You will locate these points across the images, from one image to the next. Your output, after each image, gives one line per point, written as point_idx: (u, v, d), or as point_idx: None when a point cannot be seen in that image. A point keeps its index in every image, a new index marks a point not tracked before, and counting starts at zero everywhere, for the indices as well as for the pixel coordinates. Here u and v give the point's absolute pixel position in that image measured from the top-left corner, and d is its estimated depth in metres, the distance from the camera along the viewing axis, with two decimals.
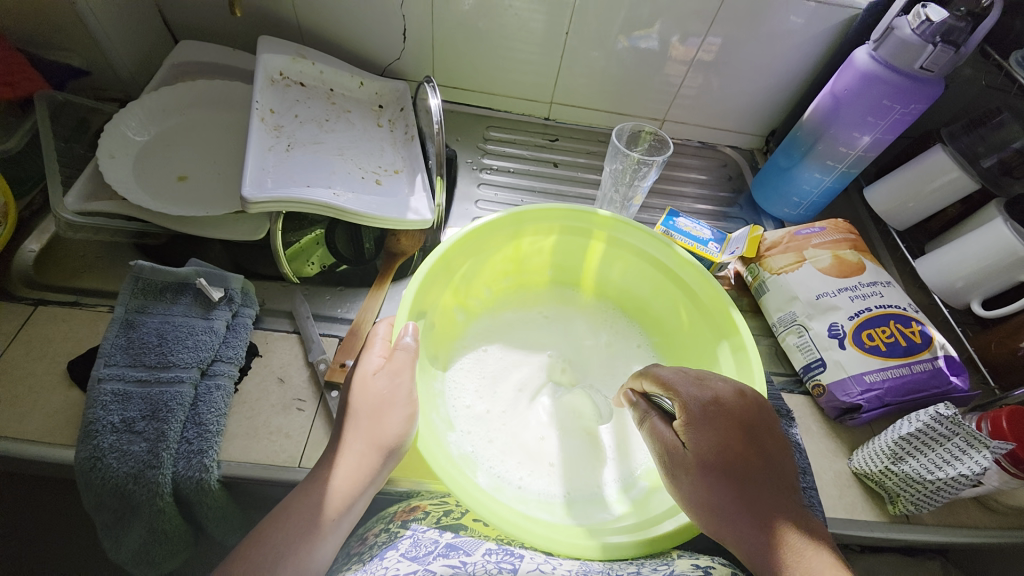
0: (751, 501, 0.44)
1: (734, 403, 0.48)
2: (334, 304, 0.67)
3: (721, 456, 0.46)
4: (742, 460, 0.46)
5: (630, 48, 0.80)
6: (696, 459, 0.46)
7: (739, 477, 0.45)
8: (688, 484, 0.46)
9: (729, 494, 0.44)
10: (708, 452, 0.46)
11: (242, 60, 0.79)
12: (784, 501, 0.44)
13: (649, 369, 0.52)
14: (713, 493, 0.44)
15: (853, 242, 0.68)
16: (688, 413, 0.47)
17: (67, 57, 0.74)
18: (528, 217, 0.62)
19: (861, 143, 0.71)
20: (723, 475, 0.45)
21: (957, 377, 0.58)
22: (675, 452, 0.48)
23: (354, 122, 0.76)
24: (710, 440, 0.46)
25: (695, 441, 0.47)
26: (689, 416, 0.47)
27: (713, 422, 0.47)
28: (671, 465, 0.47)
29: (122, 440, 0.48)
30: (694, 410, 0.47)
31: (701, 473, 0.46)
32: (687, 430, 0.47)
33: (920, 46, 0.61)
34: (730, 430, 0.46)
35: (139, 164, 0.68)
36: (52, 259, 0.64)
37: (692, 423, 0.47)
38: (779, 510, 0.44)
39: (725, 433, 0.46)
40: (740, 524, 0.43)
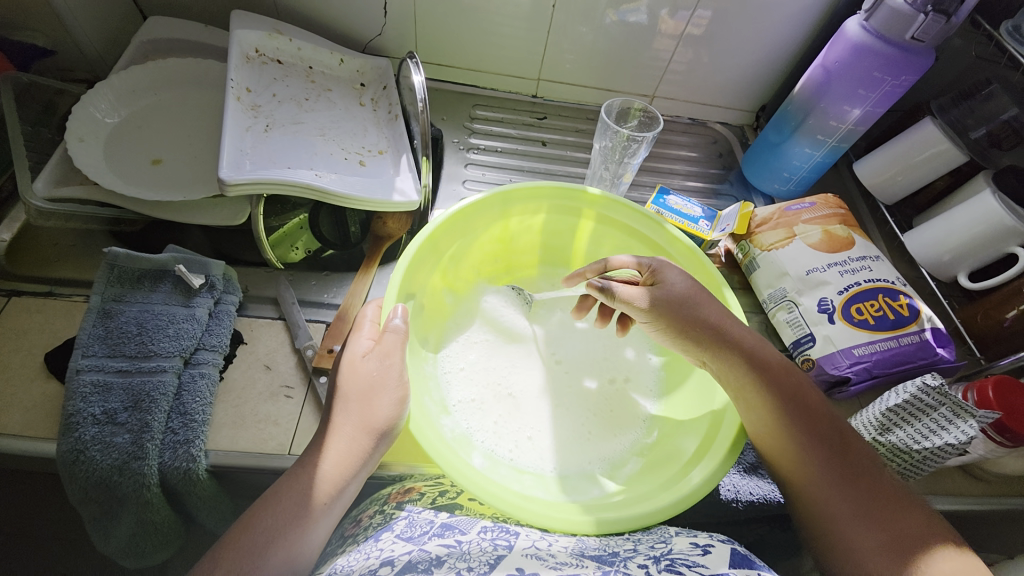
0: (734, 336, 0.50)
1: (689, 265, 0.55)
2: (320, 289, 0.65)
3: (696, 299, 0.52)
4: (715, 304, 0.52)
5: (618, 22, 0.78)
6: (679, 293, 0.52)
7: (717, 309, 0.52)
8: (675, 315, 0.51)
9: (711, 318, 0.51)
10: (685, 294, 0.52)
11: (215, 37, 0.76)
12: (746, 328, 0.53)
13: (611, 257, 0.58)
14: (698, 329, 0.51)
15: (843, 217, 0.68)
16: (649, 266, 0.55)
17: (29, 36, 0.71)
18: (516, 195, 0.61)
19: (851, 116, 0.70)
20: (702, 316, 0.51)
21: (943, 348, 0.59)
22: (656, 301, 0.52)
23: (335, 101, 0.74)
24: (682, 283, 0.53)
25: (671, 286, 0.52)
26: (655, 269, 0.54)
27: (677, 271, 0.54)
28: (656, 311, 0.52)
29: (104, 431, 0.47)
30: (659, 266, 0.54)
31: (688, 305, 0.51)
32: (659, 280, 0.53)
33: (912, 15, 0.60)
34: (695, 279, 0.54)
35: (110, 147, 0.65)
36: (23, 247, 0.62)
37: (662, 273, 0.54)
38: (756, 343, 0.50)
39: (692, 280, 0.54)
40: (729, 346, 0.50)
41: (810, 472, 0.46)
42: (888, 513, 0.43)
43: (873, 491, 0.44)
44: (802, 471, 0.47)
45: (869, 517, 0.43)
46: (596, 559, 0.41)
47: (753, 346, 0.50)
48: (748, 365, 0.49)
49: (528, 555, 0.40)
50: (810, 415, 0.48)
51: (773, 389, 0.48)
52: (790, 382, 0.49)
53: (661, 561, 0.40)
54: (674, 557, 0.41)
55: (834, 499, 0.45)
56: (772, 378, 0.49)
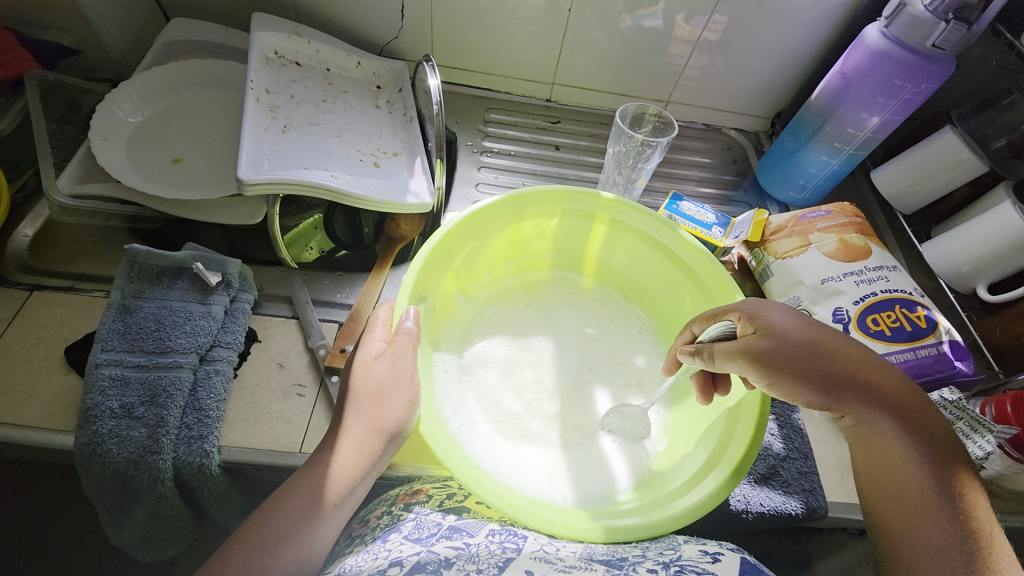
0: (850, 374, 0.46)
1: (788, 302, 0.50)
2: (334, 288, 0.66)
3: (808, 342, 0.46)
4: (831, 343, 0.47)
5: (634, 28, 0.78)
6: (788, 339, 0.46)
7: (832, 356, 0.46)
8: (788, 366, 0.45)
9: (829, 366, 0.46)
10: (796, 337, 0.46)
11: (235, 38, 0.77)
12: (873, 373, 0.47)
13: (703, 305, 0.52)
14: (814, 375, 0.45)
15: (859, 226, 0.68)
16: (746, 313, 0.49)
17: (56, 36, 0.72)
18: (529, 199, 0.61)
19: (869, 124, 0.70)
20: (818, 359, 0.46)
21: (961, 362, 0.57)
22: (766, 351, 0.45)
23: (351, 104, 0.75)
24: (790, 325, 0.47)
25: (780, 331, 0.46)
26: (755, 312, 0.48)
27: (781, 311, 0.48)
28: (769, 366, 0.45)
29: (121, 425, 0.48)
30: (759, 307, 0.49)
31: (802, 353, 0.46)
32: (762, 324, 0.47)
33: (933, 22, 0.59)
34: (802, 317, 0.48)
35: (131, 146, 0.66)
36: (46, 242, 0.63)
37: (765, 318, 0.47)
38: (876, 376, 0.46)
39: (801, 318, 0.48)
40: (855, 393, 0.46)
41: (935, 517, 0.41)
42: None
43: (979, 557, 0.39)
44: (926, 516, 0.41)
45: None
46: (605, 563, 0.41)
47: (875, 380, 0.46)
48: (871, 414, 0.45)
49: (536, 558, 0.40)
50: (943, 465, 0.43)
51: (893, 426, 0.45)
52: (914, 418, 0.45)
53: (670, 566, 0.40)
54: (683, 563, 0.40)
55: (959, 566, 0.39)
56: (894, 413, 0.45)
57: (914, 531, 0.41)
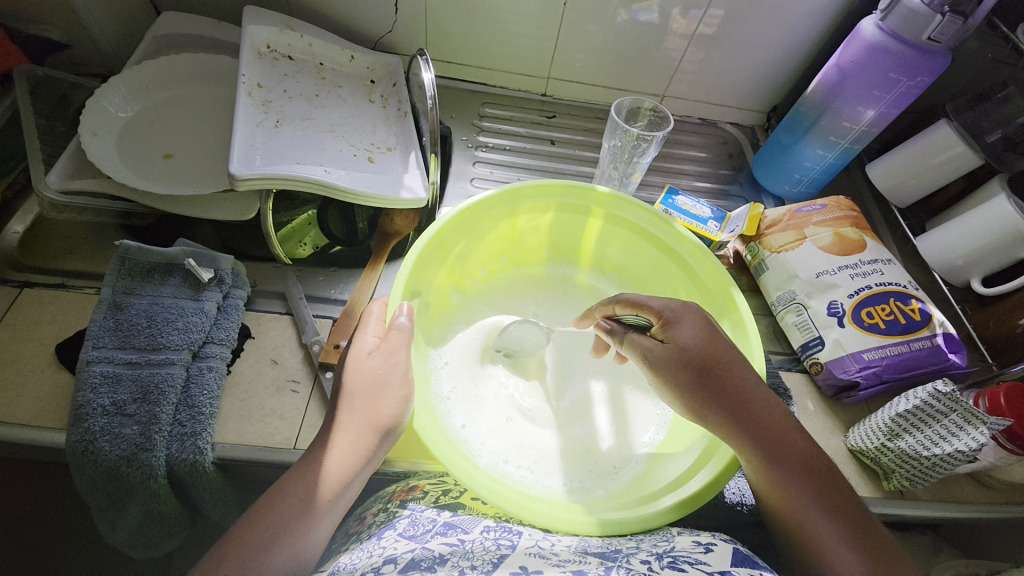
0: (744, 394, 0.46)
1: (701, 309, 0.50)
2: (327, 284, 0.65)
3: (710, 356, 0.47)
4: (729, 358, 0.47)
5: (629, 21, 0.77)
6: (679, 351, 0.48)
7: (719, 367, 0.47)
8: (676, 376, 0.48)
9: (710, 381, 0.47)
10: (698, 351, 0.47)
11: (227, 33, 0.76)
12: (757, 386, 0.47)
13: (625, 294, 0.53)
14: (706, 392, 0.47)
15: (854, 219, 0.68)
16: (660, 314, 0.50)
17: (45, 30, 0.71)
18: (524, 193, 0.60)
19: (865, 117, 0.70)
20: (713, 376, 0.47)
21: (955, 354, 0.58)
22: (665, 356, 0.48)
23: (345, 98, 0.74)
24: (695, 338, 0.48)
25: (682, 344, 0.48)
26: (669, 319, 0.49)
27: (690, 320, 0.49)
28: (657, 368, 0.49)
29: (113, 422, 0.47)
30: (670, 313, 0.49)
31: (688, 366, 0.47)
32: (670, 333, 0.49)
33: (929, 15, 0.59)
34: (710, 329, 0.49)
35: (122, 141, 0.66)
36: (37, 239, 0.63)
37: (670, 325, 0.49)
38: (762, 399, 0.47)
39: (710, 332, 0.48)
40: (737, 411, 0.46)
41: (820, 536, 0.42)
42: None
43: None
44: (809, 535, 0.43)
45: None
46: (600, 556, 0.41)
47: (758, 405, 0.46)
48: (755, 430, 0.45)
49: (530, 554, 0.40)
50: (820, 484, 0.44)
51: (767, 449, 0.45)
52: (798, 447, 0.46)
53: (663, 558, 0.40)
54: (676, 554, 0.40)
55: None
56: (772, 435, 0.45)
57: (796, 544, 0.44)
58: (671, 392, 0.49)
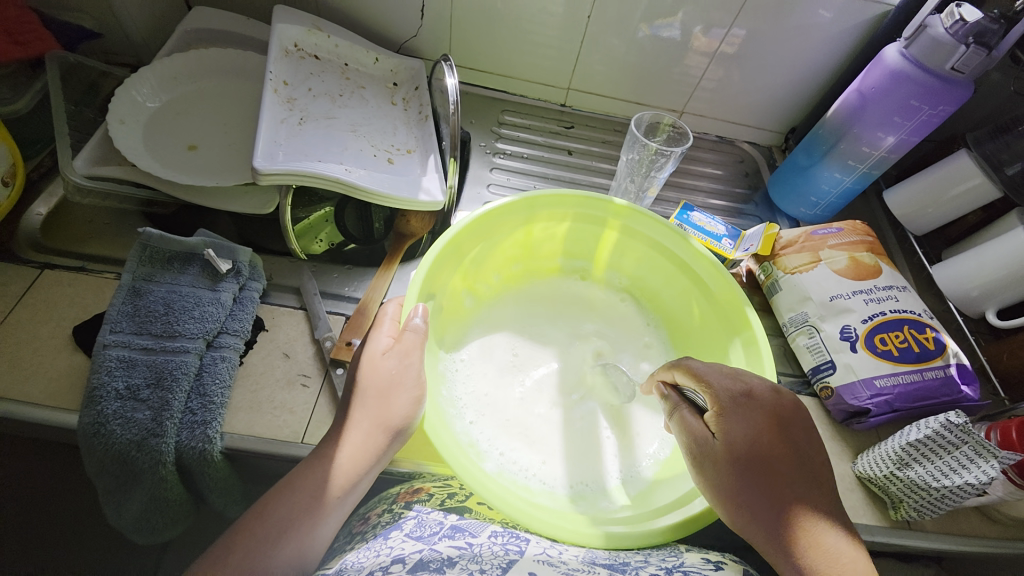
0: (790, 500, 0.43)
1: (770, 399, 0.47)
2: (342, 282, 0.66)
3: (760, 453, 0.45)
4: (780, 465, 0.45)
5: (651, 37, 0.78)
6: (726, 446, 0.46)
7: (766, 469, 0.45)
8: (716, 473, 0.45)
9: (755, 484, 0.44)
10: (748, 447, 0.45)
11: (256, 30, 0.78)
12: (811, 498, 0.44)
13: (688, 363, 0.50)
14: (750, 490, 0.44)
15: (870, 244, 0.67)
16: (719, 402, 0.47)
17: (78, 18, 0.73)
18: (542, 202, 0.61)
19: (885, 143, 0.69)
20: (763, 475, 0.44)
21: (968, 386, 0.57)
22: (711, 447, 0.46)
23: (368, 99, 0.75)
24: (747, 431, 0.46)
25: (732, 437, 0.46)
26: (726, 408, 0.47)
27: (749, 414, 0.46)
28: (700, 456, 0.47)
29: (126, 406, 0.48)
30: (728, 401, 0.47)
31: (732, 463, 0.45)
32: (721, 420, 0.47)
33: (952, 46, 0.59)
34: (769, 427, 0.46)
35: (149, 130, 0.67)
36: (60, 222, 0.64)
37: (725, 413, 0.47)
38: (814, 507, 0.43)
39: (772, 431, 0.46)
40: (774, 524, 0.43)
41: None
42: None
43: None
44: None
45: None
46: (608, 567, 0.40)
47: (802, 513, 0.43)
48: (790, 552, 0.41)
49: (539, 561, 0.40)
50: None
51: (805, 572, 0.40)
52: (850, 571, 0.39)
53: (673, 571, 0.40)
54: (686, 569, 0.41)
55: None
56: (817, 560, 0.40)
57: None
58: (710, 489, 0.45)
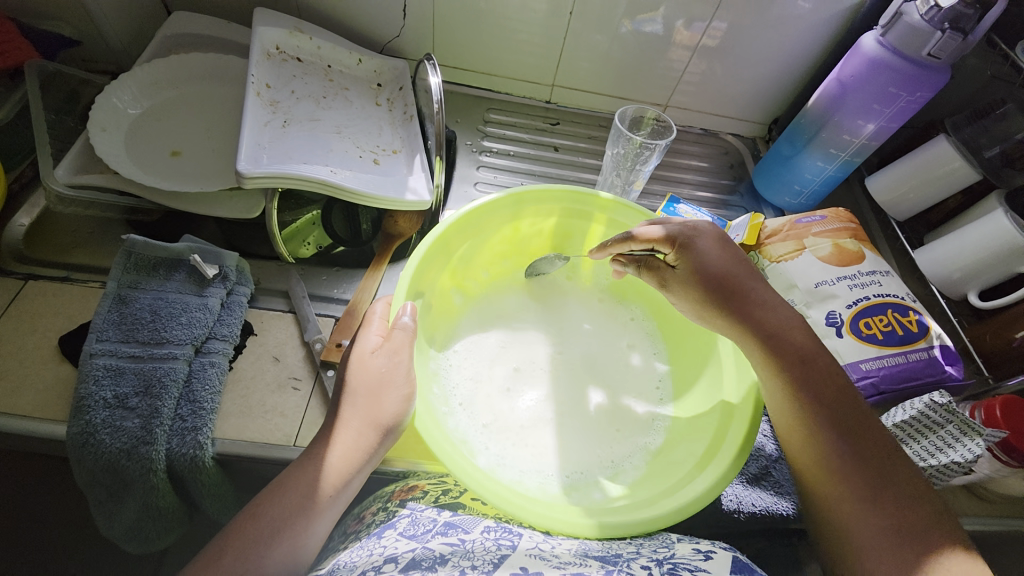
0: (751, 306, 0.51)
1: (713, 230, 0.55)
2: (331, 284, 0.65)
3: (720, 275, 0.52)
4: (738, 279, 0.52)
5: (633, 32, 0.78)
6: (691, 277, 0.53)
7: (729, 288, 0.52)
8: (689, 299, 0.54)
9: (719, 300, 0.52)
10: (708, 273, 0.52)
11: (237, 33, 0.77)
12: (769, 300, 0.52)
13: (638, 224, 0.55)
14: (720, 305, 0.52)
15: (853, 231, 0.68)
16: (674, 242, 0.54)
17: (57, 27, 0.72)
18: (528, 197, 0.61)
19: (865, 130, 0.70)
20: (726, 290, 0.52)
21: (951, 366, 0.58)
22: (679, 280, 0.54)
23: (352, 100, 0.75)
24: (706, 258, 0.52)
25: (693, 267, 0.53)
26: (681, 244, 0.53)
27: (702, 244, 0.53)
28: (676, 291, 0.55)
29: (115, 415, 0.47)
30: (683, 239, 0.54)
31: (699, 290, 0.53)
32: (682, 254, 0.53)
33: (929, 32, 0.60)
34: (722, 252, 0.53)
35: (131, 137, 0.66)
36: (43, 233, 0.63)
37: (682, 250, 0.53)
38: (770, 309, 0.51)
39: (725, 249, 0.54)
40: (746, 327, 0.51)
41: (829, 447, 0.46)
42: (893, 496, 0.43)
43: (884, 480, 0.44)
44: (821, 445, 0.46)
45: (878, 505, 0.43)
46: (600, 559, 0.41)
47: (764, 315, 0.50)
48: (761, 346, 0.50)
49: (532, 556, 0.40)
50: (824, 397, 0.48)
51: (782, 359, 0.49)
52: (809, 354, 0.49)
53: (664, 563, 0.41)
54: (676, 561, 0.41)
55: (836, 494, 0.45)
56: (786, 350, 0.49)
57: (806, 466, 0.47)
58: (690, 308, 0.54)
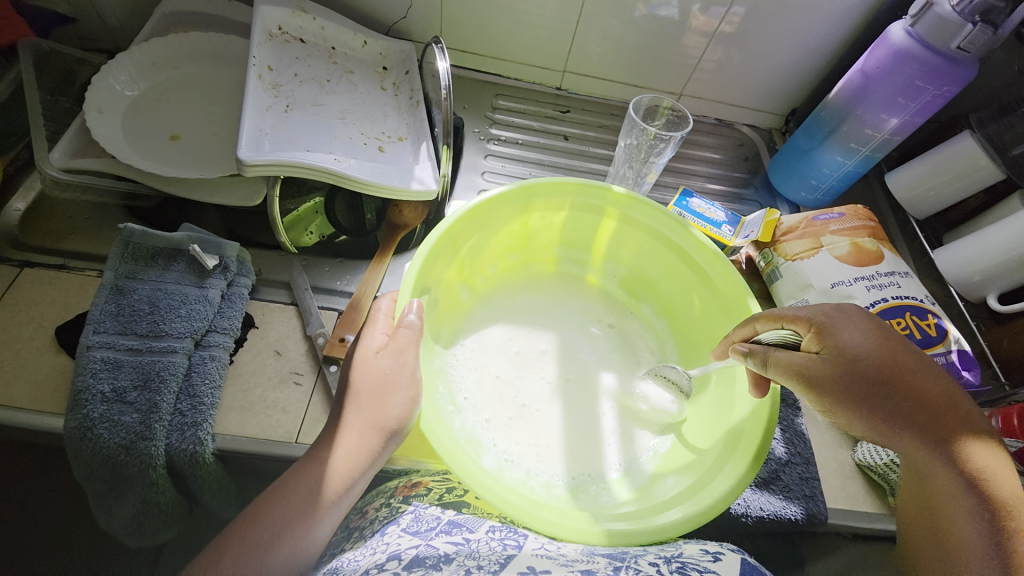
0: (914, 403, 0.43)
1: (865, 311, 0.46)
2: (334, 276, 0.64)
3: (878, 368, 0.43)
4: (903, 374, 0.43)
5: (648, 16, 0.75)
6: (843, 369, 0.43)
7: (889, 383, 0.43)
8: (836, 400, 0.44)
9: (878, 397, 0.43)
10: (864, 362, 0.43)
11: (237, 12, 0.74)
12: (944, 403, 0.43)
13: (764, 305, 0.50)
14: (875, 405, 0.43)
15: (872, 230, 0.66)
16: (819, 327, 0.46)
17: (51, 3, 0.70)
18: (538, 190, 0.59)
19: (888, 125, 0.68)
20: (885, 388, 0.43)
21: (969, 372, 0.57)
22: (822, 373, 0.44)
23: (356, 84, 0.72)
24: (860, 342, 0.44)
25: (845, 354, 0.44)
26: (823, 326, 0.45)
27: (852, 326, 0.45)
28: (819, 387, 0.44)
29: (112, 410, 0.46)
30: (828, 322, 0.45)
31: (850, 385, 0.43)
32: (827, 339, 0.45)
33: (960, 24, 0.57)
34: (879, 338, 0.45)
35: (128, 120, 0.64)
36: (38, 217, 0.61)
37: (829, 336, 0.45)
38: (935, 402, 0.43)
39: (880, 337, 0.45)
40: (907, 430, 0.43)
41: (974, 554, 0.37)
42: None
43: None
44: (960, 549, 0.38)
45: None
46: (607, 557, 0.41)
47: (927, 408, 0.43)
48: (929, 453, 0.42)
49: (538, 556, 0.39)
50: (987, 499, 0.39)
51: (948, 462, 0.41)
52: (982, 458, 0.41)
53: (672, 561, 0.40)
54: (684, 560, 0.40)
55: None
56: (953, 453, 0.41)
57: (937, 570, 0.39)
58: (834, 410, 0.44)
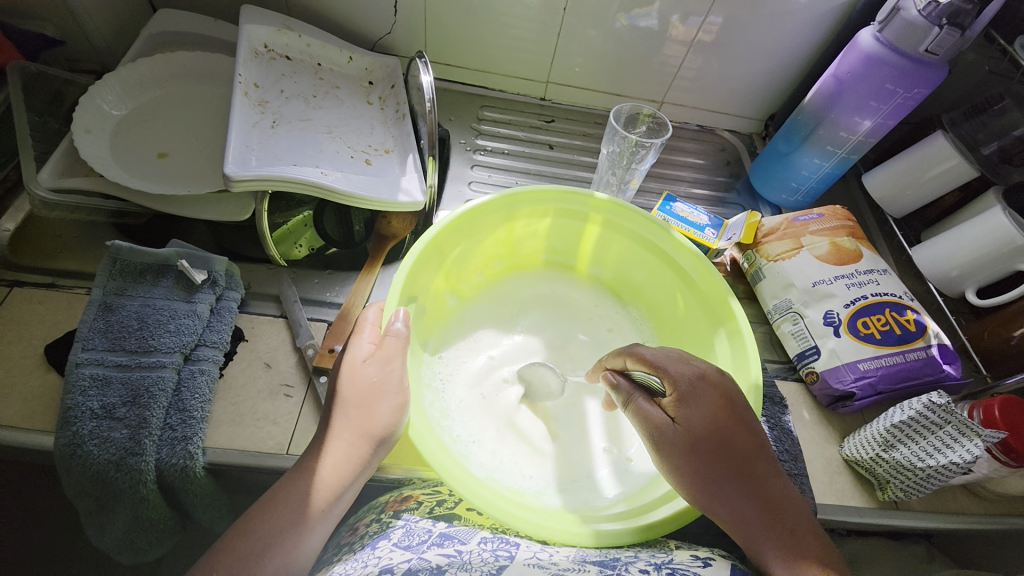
0: (743, 475, 0.44)
1: (722, 380, 0.47)
2: (323, 287, 0.65)
3: (717, 434, 0.45)
4: (739, 445, 0.45)
5: (629, 27, 0.77)
6: (685, 434, 0.46)
7: (724, 450, 0.45)
8: (675, 460, 0.45)
9: (711, 464, 0.44)
10: (704, 430, 0.45)
11: (224, 31, 0.75)
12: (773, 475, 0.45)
13: (640, 344, 0.51)
14: (709, 471, 0.44)
15: (850, 229, 0.68)
16: (678, 390, 0.47)
17: (39, 26, 0.71)
18: (521, 199, 0.60)
19: (862, 127, 0.70)
20: (720, 455, 0.45)
21: (949, 365, 0.58)
22: (667, 432, 0.46)
23: (343, 99, 0.74)
24: (704, 416, 0.46)
25: (687, 420, 0.46)
26: (683, 393, 0.46)
27: (704, 398, 0.46)
28: (664, 443, 0.46)
29: (102, 426, 0.46)
30: (686, 387, 0.46)
31: (690, 448, 0.45)
32: (679, 403, 0.47)
33: (926, 27, 0.59)
34: (723, 409, 0.46)
35: (116, 140, 0.65)
36: (26, 238, 0.61)
37: (682, 399, 0.46)
38: (774, 485, 0.45)
39: (723, 410, 0.46)
40: (731, 501, 0.44)
41: None
42: None
43: None
44: None
45: None
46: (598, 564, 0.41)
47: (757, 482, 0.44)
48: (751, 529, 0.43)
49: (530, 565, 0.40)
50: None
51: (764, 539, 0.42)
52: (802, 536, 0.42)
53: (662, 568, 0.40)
54: (674, 566, 0.41)
55: None
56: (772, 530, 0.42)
57: None
58: (671, 468, 0.46)
